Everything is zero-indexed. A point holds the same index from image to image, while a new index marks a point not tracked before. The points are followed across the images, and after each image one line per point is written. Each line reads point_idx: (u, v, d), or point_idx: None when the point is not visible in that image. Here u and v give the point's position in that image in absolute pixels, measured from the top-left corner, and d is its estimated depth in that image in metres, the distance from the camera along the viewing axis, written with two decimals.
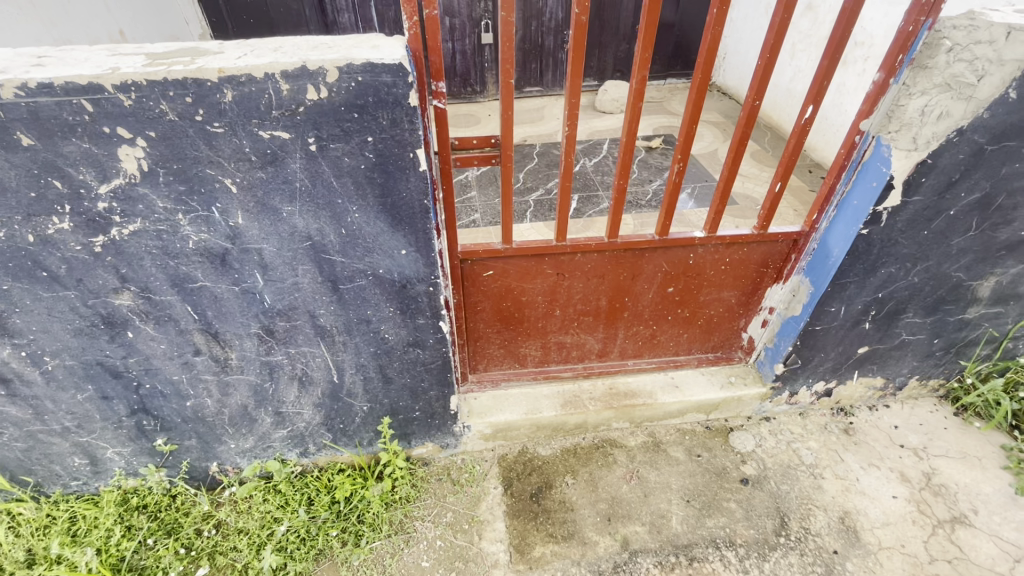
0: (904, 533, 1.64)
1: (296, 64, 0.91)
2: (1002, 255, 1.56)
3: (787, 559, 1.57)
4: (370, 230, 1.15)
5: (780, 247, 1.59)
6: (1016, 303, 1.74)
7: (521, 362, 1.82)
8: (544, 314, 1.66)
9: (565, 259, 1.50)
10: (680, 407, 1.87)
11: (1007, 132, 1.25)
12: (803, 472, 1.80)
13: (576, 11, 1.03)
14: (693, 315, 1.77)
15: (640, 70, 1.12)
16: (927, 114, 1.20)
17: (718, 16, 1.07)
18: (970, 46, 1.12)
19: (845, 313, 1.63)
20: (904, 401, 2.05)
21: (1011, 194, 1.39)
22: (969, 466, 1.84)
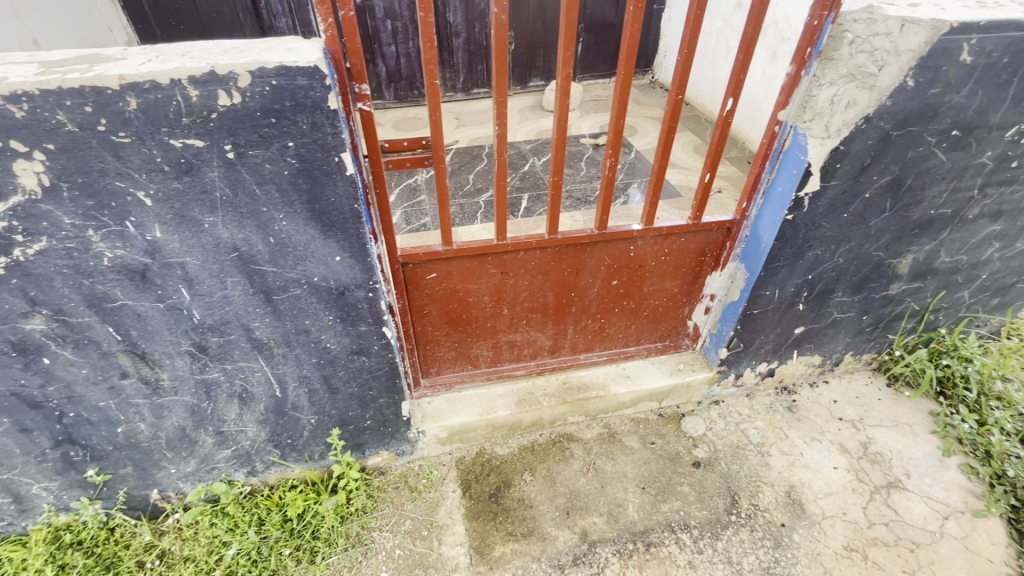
0: (845, 501, 1.73)
1: (204, 69, 0.88)
2: (916, 233, 1.66)
3: (739, 536, 1.63)
4: (299, 238, 1.12)
5: (715, 235, 1.65)
6: (933, 277, 1.87)
7: (473, 363, 1.81)
8: (492, 314, 1.66)
9: (507, 257, 1.51)
10: (632, 396, 1.91)
11: (909, 119, 1.34)
12: (750, 450, 1.87)
13: (496, 11, 1.03)
14: (639, 306, 1.81)
15: (564, 67, 1.14)
16: (836, 103, 1.27)
17: (634, 14, 1.10)
18: (869, 39, 1.19)
19: (779, 296, 1.71)
20: (842, 376, 2.17)
21: (919, 176, 1.49)
22: (901, 433, 1.96)
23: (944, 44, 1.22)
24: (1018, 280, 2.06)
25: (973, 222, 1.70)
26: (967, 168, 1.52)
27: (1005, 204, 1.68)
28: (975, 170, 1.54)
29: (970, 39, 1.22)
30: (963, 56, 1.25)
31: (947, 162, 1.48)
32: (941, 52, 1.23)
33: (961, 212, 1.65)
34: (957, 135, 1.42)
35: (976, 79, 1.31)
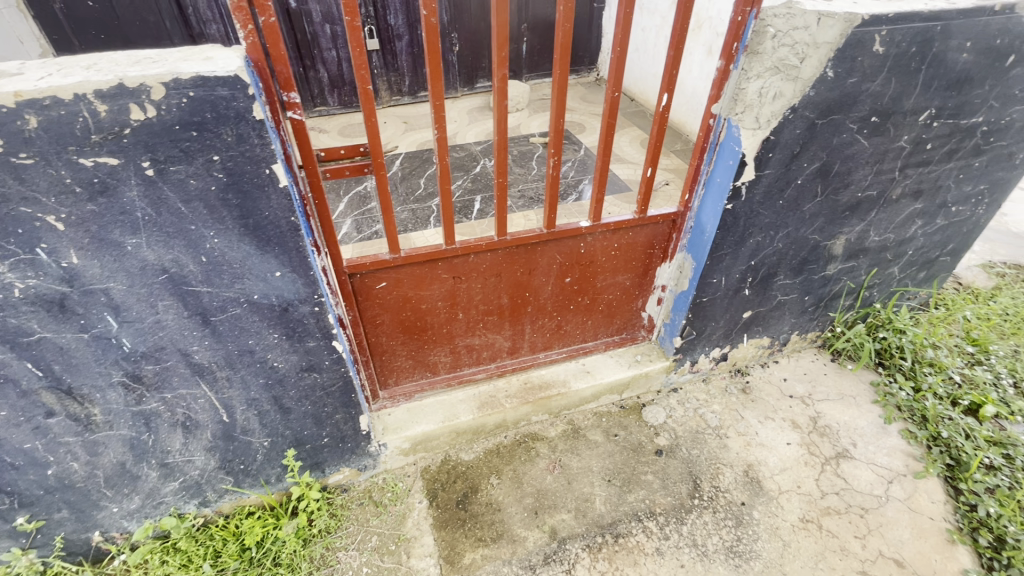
0: (799, 475, 1.81)
1: (112, 82, 0.82)
2: (847, 215, 1.75)
3: (702, 519, 1.67)
4: (234, 255, 1.07)
5: (661, 228, 1.69)
6: (865, 256, 1.98)
7: (432, 370, 1.79)
8: (447, 319, 1.64)
9: (458, 261, 1.49)
10: (593, 390, 1.93)
11: (831, 107, 1.41)
12: (709, 434, 1.93)
13: (425, 14, 1.02)
14: (593, 301, 1.83)
15: (500, 69, 1.15)
16: (764, 95, 1.32)
17: (565, 13, 1.11)
18: (790, 32, 1.24)
19: (726, 283, 1.76)
20: (790, 355, 2.27)
21: (845, 161, 1.57)
22: (846, 405, 2.06)
23: (858, 36, 1.29)
24: (941, 254, 2.21)
25: (896, 201, 1.81)
26: (888, 152, 1.61)
27: (923, 184, 1.80)
28: (895, 153, 1.64)
29: (880, 31, 1.30)
30: (876, 46, 1.32)
31: (869, 148, 1.57)
32: (855, 43, 1.30)
33: (885, 194, 1.75)
34: (876, 121, 1.50)
35: (889, 68, 1.39)
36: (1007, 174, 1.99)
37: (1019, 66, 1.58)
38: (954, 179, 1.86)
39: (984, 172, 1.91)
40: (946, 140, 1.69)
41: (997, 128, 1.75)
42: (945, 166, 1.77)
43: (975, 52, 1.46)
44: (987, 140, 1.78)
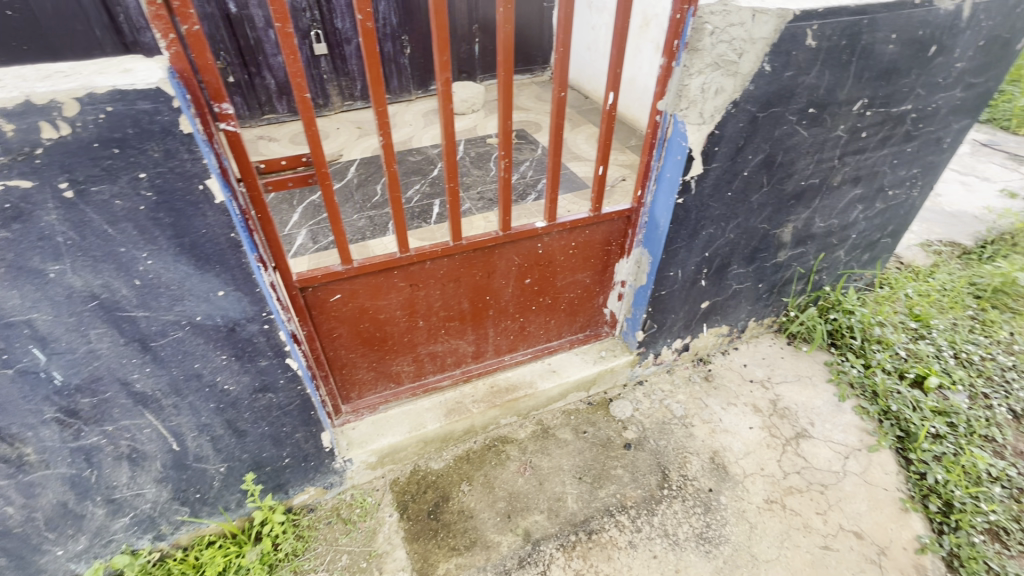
0: (762, 458, 1.87)
1: (17, 99, 0.76)
2: (793, 204, 1.82)
3: (672, 508, 1.70)
4: (171, 276, 1.02)
5: (617, 224, 1.71)
6: (812, 242, 2.05)
7: (396, 380, 1.75)
8: (408, 328, 1.62)
9: (414, 269, 1.47)
10: (560, 389, 1.94)
11: (771, 100, 1.45)
12: (675, 424, 1.97)
13: (360, 18, 0.99)
14: (555, 300, 1.83)
15: (443, 72, 1.13)
16: (706, 91, 1.35)
17: (505, 15, 1.11)
18: (727, 29, 1.27)
19: (682, 276, 1.80)
20: (749, 341, 2.33)
21: (787, 152, 1.62)
22: (803, 386, 2.14)
23: (791, 31, 1.33)
24: (882, 236, 2.32)
25: (838, 188, 1.89)
26: (826, 142, 1.68)
27: (861, 170, 1.88)
28: (834, 142, 1.70)
29: (812, 25, 1.34)
30: (809, 40, 1.37)
31: (809, 138, 1.63)
32: (789, 38, 1.34)
33: (827, 181, 1.82)
34: (813, 112, 1.56)
35: (822, 61, 1.44)
36: (937, 158, 2.10)
37: (941, 56, 1.67)
38: (889, 164, 1.95)
39: (916, 157, 2.01)
40: (879, 128, 1.77)
41: (925, 115, 1.85)
42: (879, 152, 1.86)
43: (901, 44, 1.53)
44: (916, 126, 1.87)
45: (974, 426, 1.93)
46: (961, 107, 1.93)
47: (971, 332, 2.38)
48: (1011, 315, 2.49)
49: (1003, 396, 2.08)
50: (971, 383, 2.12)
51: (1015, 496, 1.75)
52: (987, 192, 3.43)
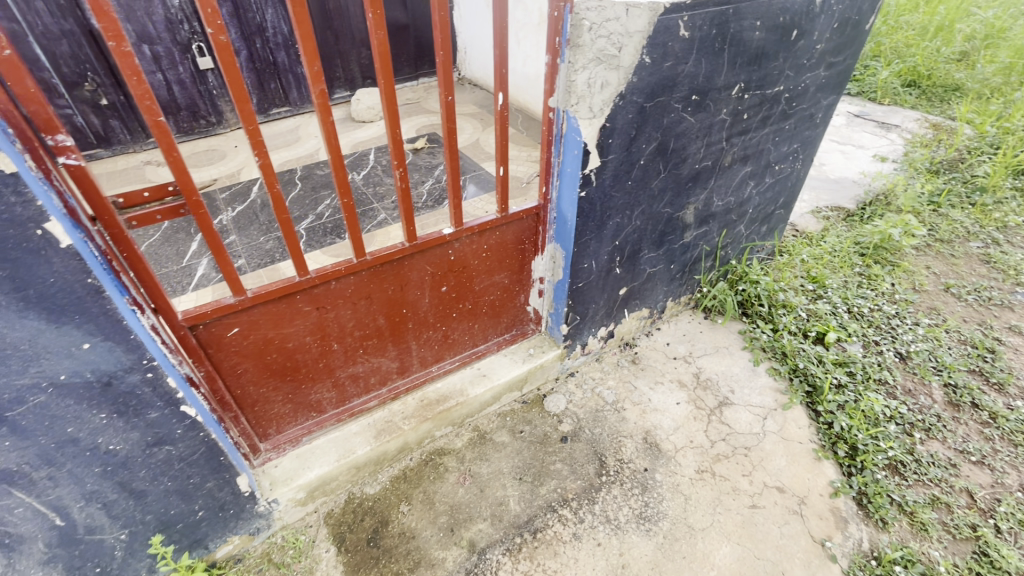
0: (690, 430, 1.96)
1: None
2: (691, 186, 1.91)
3: (612, 493, 1.74)
4: (18, 334, 0.91)
5: (527, 222, 1.72)
6: (714, 220, 2.17)
7: (317, 409, 1.66)
8: (322, 353, 1.54)
9: (319, 291, 1.40)
10: (493, 393, 1.93)
11: (655, 91, 1.51)
12: (608, 410, 2.02)
13: (211, 32, 0.91)
14: (475, 305, 1.81)
15: (316, 84, 1.08)
16: (593, 85, 1.38)
17: (375, 21, 1.08)
18: (604, 24, 1.30)
19: (597, 266, 1.83)
20: (670, 319, 2.44)
21: (677, 138, 1.69)
22: (721, 356, 2.27)
23: (664, 23, 1.38)
24: (775, 208, 2.50)
25: (730, 167, 2.00)
26: (712, 125, 1.77)
27: (748, 150, 2.01)
28: (719, 125, 1.80)
29: (683, 17, 1.40)
30: (681, 31, 1.43)
31: (696, 123, 1.71)
32: (663, 30, 1.40)
33: (718, 162, 1.93)
34: (696, 99, 1.64)
35: (697, 50, 1.52)
36: (812, 132, 2.28)
37: (802, 39, 1.81)
38: (772, 142, 2.10)
39: (794, 133, 2.17)
40: (758, 110, 1.89)
41: (797, 94, 2.00)
42: (761, 131, 1.99)
43: (766, 30, 1.64)
44: (791, 105, 2.02)
45: (869, 372, 2.13)
46: (826, 85, 2.10)
47: (860, 286, 2.62)
48: (890, 268, 2.77)
49: (890, 341, 2.31)
50: (864, 333, 2.33)
51: (907, 431, 1.95)
52: (862, 158, 3.79)
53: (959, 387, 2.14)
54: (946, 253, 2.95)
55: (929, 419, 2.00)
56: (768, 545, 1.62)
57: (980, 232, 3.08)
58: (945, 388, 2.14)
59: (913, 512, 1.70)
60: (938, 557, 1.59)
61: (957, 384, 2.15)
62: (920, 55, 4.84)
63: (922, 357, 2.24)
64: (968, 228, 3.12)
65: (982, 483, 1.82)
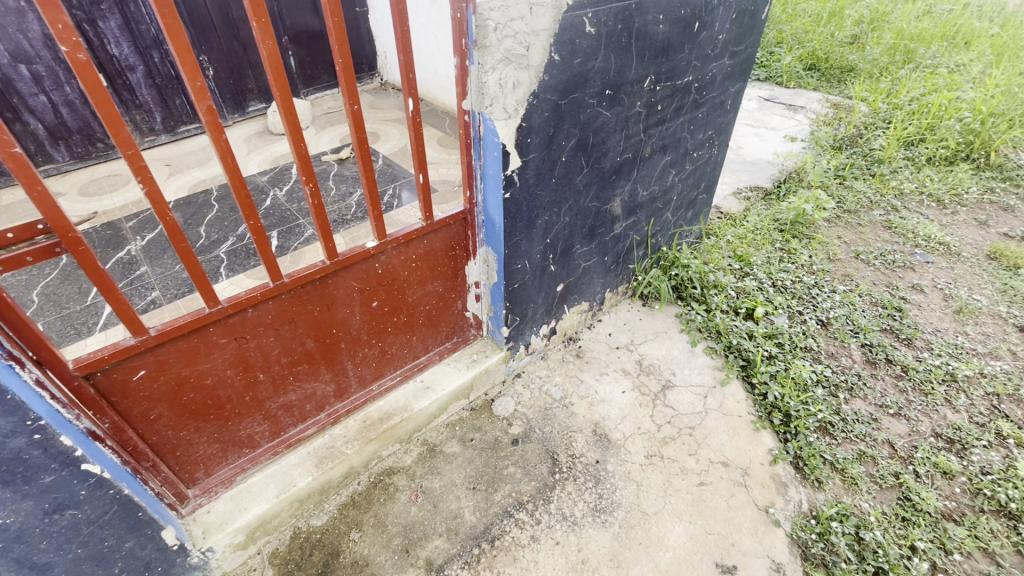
0: (637, 417, 2.00)
1: None
2: (615, 179, 1.94)
3: (566, 490, 1.75)
4: None
5: (455, 228, 1.69)
6: (641, 210, 2.22)
7: (250, 445, 1.56)
8: (246, 386, 1.44)
9: (234, 321, 1.31)
10: (439, 404, 1.88)
11: (568, 88, 1.52)
12: (557, 407, 2.02)
13: (66, 51, 0.82)
14: (411, 317, 1.76)
15: (201, 101, 1.00)
16: (504, 86, 1.36)
17: (262, 30, 1.01)
18: (508, 24, 1.29)
19: (531, 265, 1.83)
20: (610, 310, 2.48)
21: (596, 133, 1.71)
22: (661, 341, 2.33)
23: (569, 21, 1.39)
24: (698, 193, 2.59)
25: (651, 158, 2.06)
26: (629, 118, 1.81)
27: (666, 139, 2.07)
28: (636, 118, 1.84)
29: (587, 14, 1.42)
30: (588, 27, 1.45)
31: (613, 117, 1.74)
32: (569, 27, 1.41)
33: (639, 154, 1.98)
34: (610, 94, 1.66)
35: (606, 46, 1.54)
36: (724, 119, 2.39)
37: (705, 30, 1.88)
38: (687, 130, 2.17)
39: (707, 120, 2.27)
40: (670, 100, 1.95)
41: (706, 83, 2.08)
42: (677, 121, 2.06)
43: (669, 23, 1.69)
44: (701, 94, 2.10)
45: (795, 341, 2.26)
46: (732, 73, 2.21)
47: (781, 261, 2.78)
48: (806, 241, 2.96)
49: (812, 310, 2.47)
50: (788, 305, 2.47)
51: (832, 393, 2.08)
52: (774, 139, 4.02)
53: (874, 345, 2.31)
54: (854, 222, 3.18)
55: (851, 379, 2.15)
56: (717, 520, 1.68)
57: (881, 201, 3.35)
58: (863, 348, 2.31)
59: (844, 469, 1.81)
60: (868, 508, 1.71)
61: (871, 343, 2.32)
62: (818, 41, 5.19)
63: (841, 321, 2.41)
64: (871, 198, 3.38)
65: (901, 433, 1.96)
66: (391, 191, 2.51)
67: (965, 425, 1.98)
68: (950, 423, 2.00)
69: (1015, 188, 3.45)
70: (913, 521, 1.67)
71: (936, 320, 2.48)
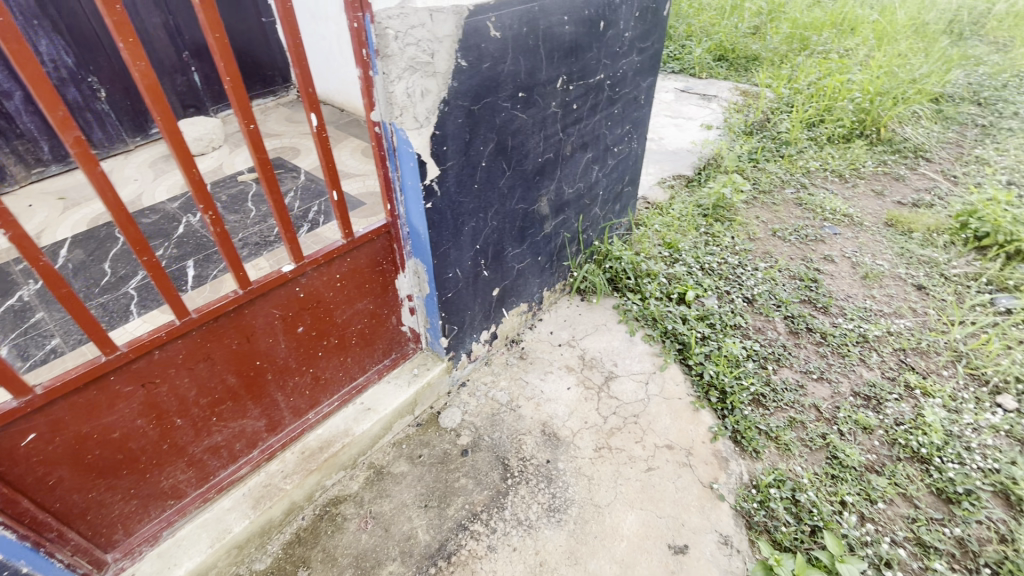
0: (584, 412, 2.02)
1: None
2: (538, 179, 1.95)
3: (519, 494, 1.74)
4: None
5: (380, 243, 1.64)
6: (569, 208, 2.26)
7: (175, 495, 1.44)
8: (162, 434, 1.34)
9: (138, 366, 1.21)
10: (382, 424, 1.82)
11: (480, 92, 1.51)
12: (504, 412, 2.01)
13: None
14: (342, 338, 1.70)
15: (67, 132, 0.91)
16: (412, 94, 1.34)
17: (130, 51, 0.93)
18: (409, 31, 1.27)
19: (462, 273, 1.81)
20: (549, 308, 2.50)
21: (514, 135, 1.72)
22: (601, 333, 2.38)
23: (473, 26, 1.38)
24: (623, 186, 2.66)
25: (572, 156, 2.09)
26: (545, 119, 1.83)
27: (585, 137, 2.11)
28: (552, 118, 1.86)
29: (490, 18, 1.42)
30: (492, 31, 1.44)
31: (529, 119, 1.75)
32: (473, 32, 1.40)
33: (560, 153, 2.00)
34: (523, 96, 1.67)
35: (513, 49, 1.54)
36: (640, 113, 2.46)
37: (610, 29, 1.93)
38: (605, 127, 2.23)
39: (623, 115, 2.33)
40: (585, 98, 1.99)
41: (617, 80, 2.14)
42: (593, 118, 2.10)
43: (574, 24, 1.72)
44: (614, 91, 2.16)
45: (725, 320, 2.37)
46: (642, 68, 2.28)
47: (707, 244, 2.91)
48: (728, 224, 3.11)
49: (737, 288, 2.60)
50: (716, 286, 2.59)
51: (762, 365, 2.20)
52: (692, 128, 4.20)
53: (795, 317, 2.46)
54: (769, 202, 3.38)
55: (777, 350, 2.28)
56: (667, 502, 1.73)
57: (791, 180, 3.58)
58: (786, 320, 2.45)
59: (778, 436, 1.92)
60: (801, 471, 1.81)
61: (793, 315, 2.47)
62: (723, 33, 5.49)
63: (764, 297, 2.55)
64: (782, 178, 3.61)
65: (825, 396, 2.10)
66: (315, 207, 2.40)
67: (879, 381, 2.15)
68: (866, 381, 2.16)
69: (902, 160, 3.80)
70: (841, 478, 1.79)
71: (847, 287, 2.68)
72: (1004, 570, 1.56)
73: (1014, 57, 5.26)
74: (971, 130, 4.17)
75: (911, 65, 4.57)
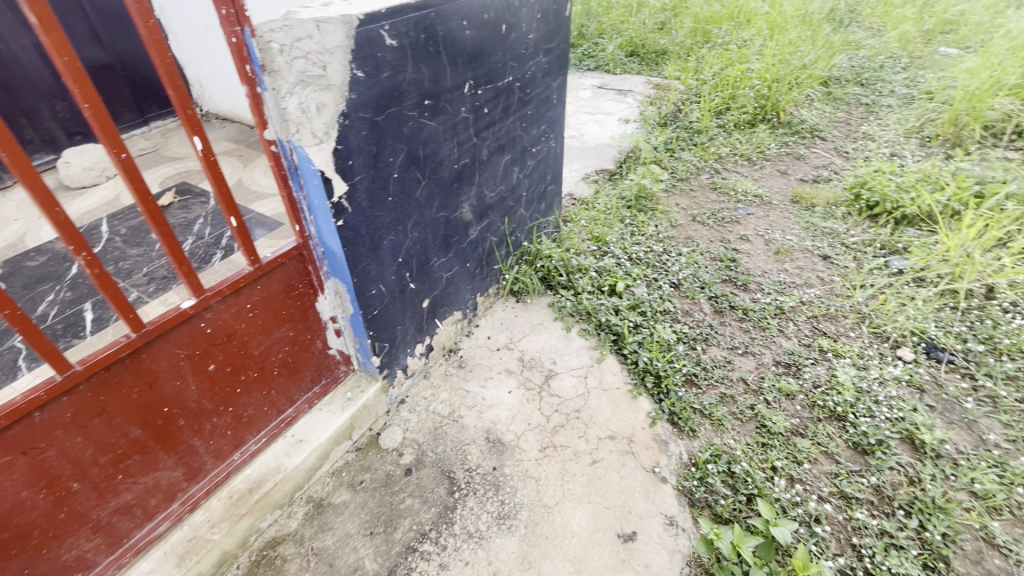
0: (527, 413, 2.03)
1: None
2: (457, 186, 1.93)
3: (468, 506, 1.71)
4: None
5: (292, 266, 1.57)
6: (493, 211, 2.25)
7: (83, 567, 1.31)
8: (57, 502, 1.22)
9: (15, 432, 1.10)
10: (317, 455, 1.73)
11: (382, 103, 1.47)
12: (447, 424, 1.98)
13: None
14: (262, 371, 1.60)
15: None
16: (308, 109, 1.28)
17: None
18: (295, 44, 1.22)
19: (386, 288, 1.76)
20: (485, 313, 2.49)
21: (425, 144, 1.69)
22: (538, 332, 2.39)
23: (366, 36, 1.34)
24: (546, 185, 2.69)
25: (489, 159, 2.08)
26: (456, 125, 1.81)
27: (500, 140, 2.11)
28: (463, 123, 1.85)
29: (383, 27, 1.38)
30: (387, 40, 1.41)
31: (439, 126, 1.72)
32: (367, 42, 1.36)
33: (476, 158, 1.99)
34: (430, 103, 1.65)
35: (413, 57, 1.51)
36: (554, 112, 2.50)
37: (513, 31, 1.94)
38: (520, 128, 2.24)
39: (537, 116, 2.35)
40: (496, 101, 1.99)
41: (527, 81, 2.16)
42: (507, 121, 2.11)
43: (475, 28, 1.72)
44: (525, 92, 2.18)
45: (655, 307, 2.45)
46: (550, 69, 2.31)
47: (632, 234, 3.00)
48: (650, 213, 3.23)
49: (664, 275, 2.69)
50: (644, 274, 2.67)
51: (692, 346, 2.29)
52: (610, 123, 4.32)
53: (718, 296, 2.59)
54: (687, 189, 3.54)
55: (705, 330, 2.38)
56: (613, 492, 1.76)
57: (705, 166, 3.77)
58: (710, 300, 2.57)
59: (711, 413, 2.00)
60: (735, 444, 1.90)
61: (716, 295, 2.59)
62: (632, 30, 5.70)
63: (689, 280, 2.66)
64: (697, 165, 3.79)
65: (750, 368, 2.22)
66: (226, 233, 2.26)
67: (797, 349, 2.30)
68: (786, 350, 2.30)
69: (801, 140, 4.10)
70: (770, 445, 1.90)
71: (762, 263, 2.85)
72: (915, 509, 1.71)
73: (887, 41, 5.81)
74: (857, 108, 4.56)
75: (801, 52, 4.94)
